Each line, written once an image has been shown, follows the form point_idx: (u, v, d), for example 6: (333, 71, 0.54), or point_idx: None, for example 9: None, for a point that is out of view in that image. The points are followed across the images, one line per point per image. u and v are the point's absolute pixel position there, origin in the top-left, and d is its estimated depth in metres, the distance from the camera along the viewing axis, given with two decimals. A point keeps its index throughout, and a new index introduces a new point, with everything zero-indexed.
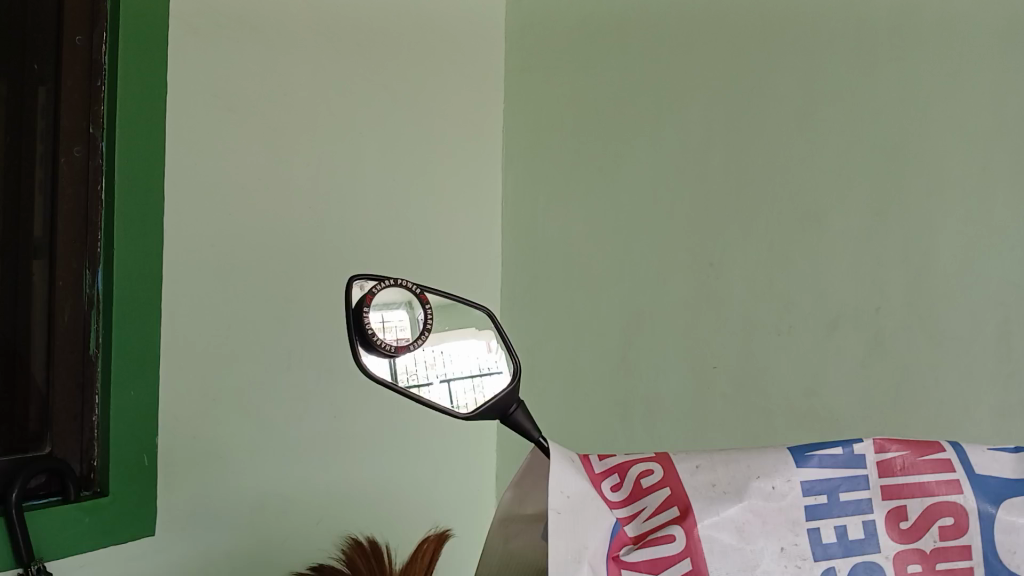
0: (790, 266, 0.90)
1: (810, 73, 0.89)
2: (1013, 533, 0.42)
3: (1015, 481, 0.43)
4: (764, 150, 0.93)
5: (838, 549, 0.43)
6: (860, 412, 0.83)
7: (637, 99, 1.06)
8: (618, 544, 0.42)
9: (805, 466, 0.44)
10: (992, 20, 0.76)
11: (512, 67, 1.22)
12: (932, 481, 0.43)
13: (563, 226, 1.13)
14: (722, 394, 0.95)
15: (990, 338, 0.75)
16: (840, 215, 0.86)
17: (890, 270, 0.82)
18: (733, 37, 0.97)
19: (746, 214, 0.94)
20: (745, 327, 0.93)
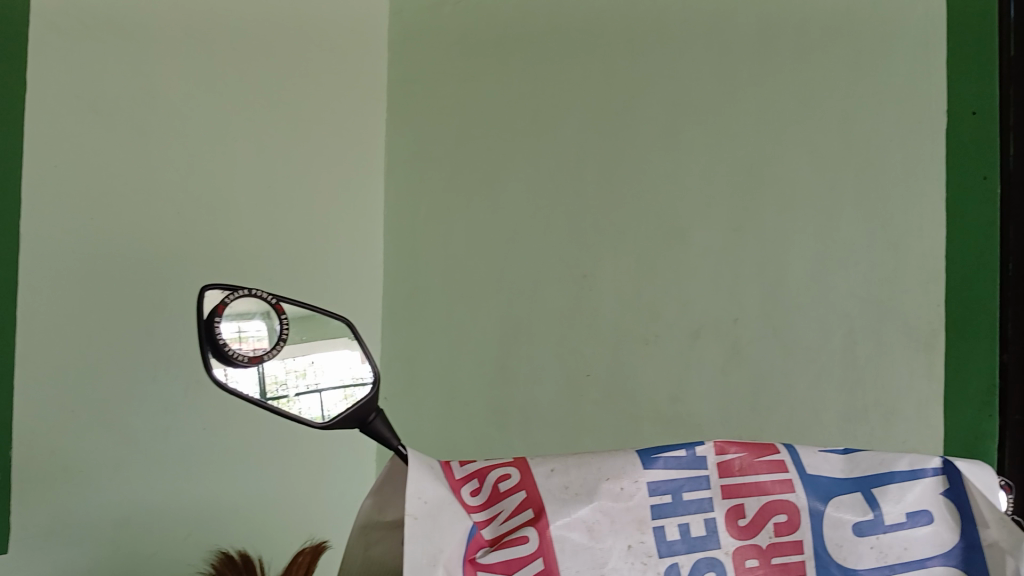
0: (658, 279, 0.96)
1: (678, 99, 0.96)
2: (840, 528, 0.47)
3: (842, 479, 0.48)
4: (633, 167, 0.99)
5: (682, 546, 0.46)
6: (721, 416, 0.90)
7: (515, 113, 1.08)
8: (475, 547, 0.44)
9: (652, 467, 0.47)
10: (838, 62, 0.87)
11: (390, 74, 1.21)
12: (768, 481, 0.47)
13: (441, 234, 1.13)
14: (594, 401, 0.98)
15: (837, 347, 0.84)
16: (701, 231, 0.93)
17: (746, 283, 0.90)
18: (608, 61, 1.02)
19: (619, 229, 0.99)
20: (617, 336, 0.97)
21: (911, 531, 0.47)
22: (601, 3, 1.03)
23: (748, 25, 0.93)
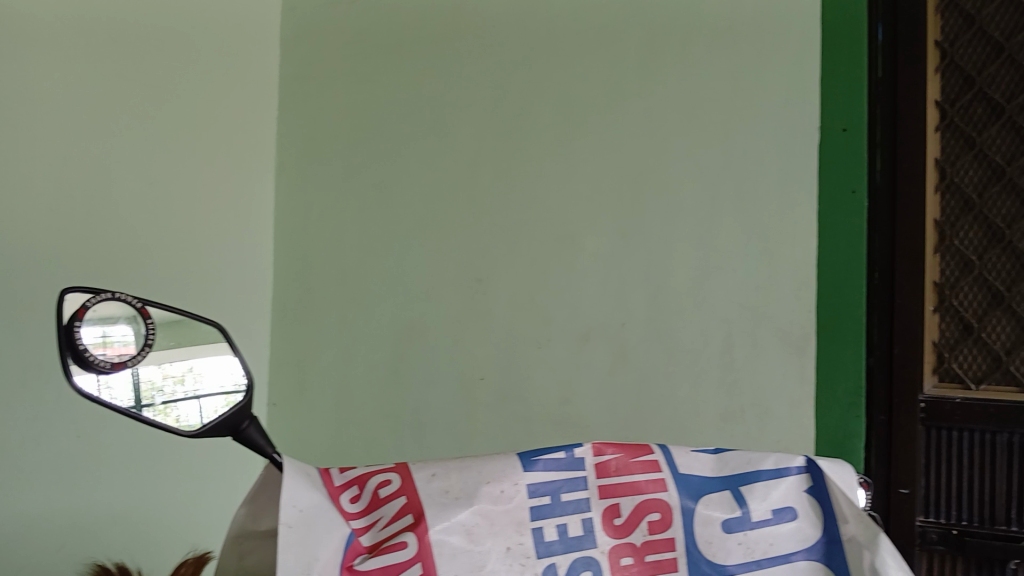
0: (549, 283, 0.97)
1: (569, 108, 0.98)
2: (710, 524, 0.49)
3: (712, 477, 0.51)
4: (525, 173, 1.00)
5: (559, 546, 0.47)
6: (606, 418, 0.92)
7: (410, 114, 1.07)
8: (352, 554, 0.43)
9: (532, 469, 0.48)
10: (716, 81, 0.92)
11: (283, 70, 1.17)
12: (642, 481, 0.49)
13: (333, 235, 1.09)
14: (487, 404, 0.98)
15: (716, 349, 0.88)
16: (591, 236, 0.95)
17: (632, 288, 0.93)
18: (503, 68, 1.03)
19: (511, 233, 1.00)
20: (509, 339, 0.98)
21: (776, 527, 0.50)
22: (497, 11, 1.04)
23: (637, 39, 0.96)
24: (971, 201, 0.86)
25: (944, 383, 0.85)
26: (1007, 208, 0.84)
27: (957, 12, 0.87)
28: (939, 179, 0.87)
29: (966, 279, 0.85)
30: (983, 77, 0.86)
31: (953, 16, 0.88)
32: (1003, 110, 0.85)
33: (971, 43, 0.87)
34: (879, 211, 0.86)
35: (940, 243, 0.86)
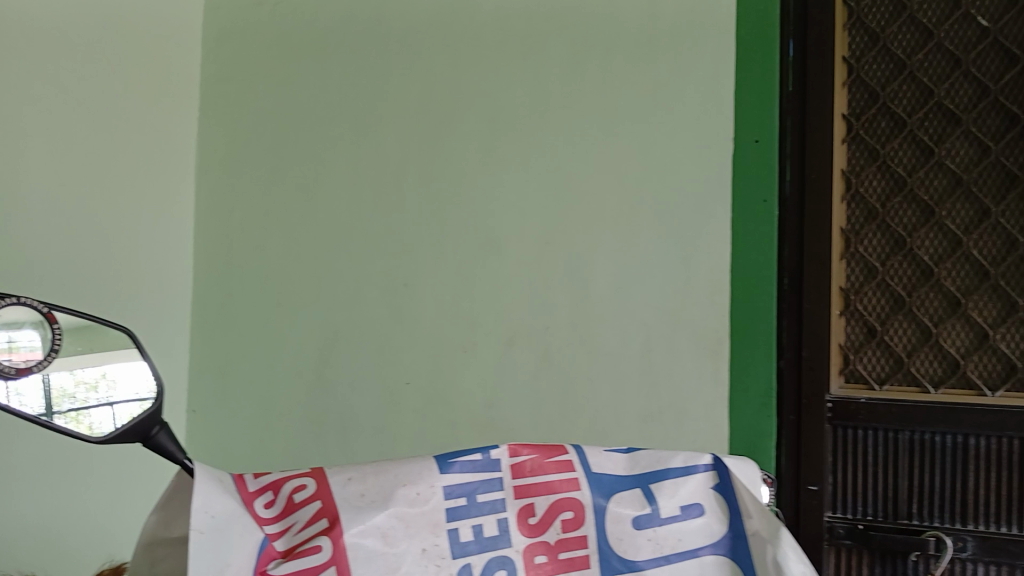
0: (474, 287, 0.97)
1: (495, 116, 0.99)
2: (621, 522, 0.51)
3: (624, 476, 0.52)
4: (451, 179, 1.00)
5: (474, 547, 0.48)
6: (530, 421, 0.93)
7: (335, 119, 1.07)
8: (265, 560, 0.43)
9: (448, 472, 0.49)
10: (636, 91, 0.94)
11: (207, 69, 1.13)
12: (556, 480, 0.51)
13: (257, 240, 1.07)
14: (413, 409, 0.98)
15: (636, 352, 0.91)
16: (515, 242, 0.96)
17: (557, 293, 0.94)
18: (429, 73, 1.03)
19: (436, 239, 1.00)
20: (435, 344, 0.98)
21: (684, 524, 0.52)
22: (423, 17, 1.04)
23: (560, 49, 0.98)
24: (874, 210, 0.90)
25: (849, 384, 0.89)
26: (908, 217, 0.89)
27: (863, 30, 0.92)
28: (845, 189, 0.91)
29: (870, 284, 0.89)
30: (886, 92, 0.91)
31: (859, 33, 0.92)
32: (905, 124, 0.90)
33: (875, 59, 0.91)
34: (788, 220, 0.90)
35: (846, 250, 0.90)
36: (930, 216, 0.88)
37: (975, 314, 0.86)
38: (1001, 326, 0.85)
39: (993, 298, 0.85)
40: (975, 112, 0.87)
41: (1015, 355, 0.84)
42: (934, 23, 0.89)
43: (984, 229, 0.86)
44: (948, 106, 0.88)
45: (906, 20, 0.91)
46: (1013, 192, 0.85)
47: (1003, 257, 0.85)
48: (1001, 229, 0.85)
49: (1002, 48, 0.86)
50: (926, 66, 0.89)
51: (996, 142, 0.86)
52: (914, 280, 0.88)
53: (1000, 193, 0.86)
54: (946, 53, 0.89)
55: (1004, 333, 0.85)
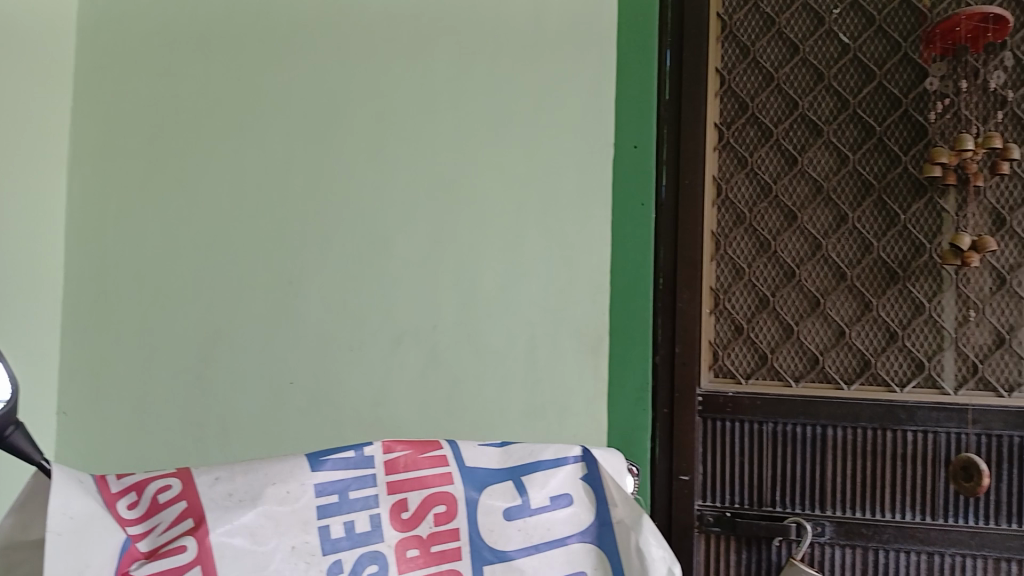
0: (361, 286, 0.96)
1: (383, 113, 0.98)
2: (491, 513, 0.53)
3: (496, 469, 0.54)
4: (340, 176, 0.98)
5: (346, 543, 0.48)
6: (418, 419, 0.93)
7: (217, 109, 1.01)
8: (128, 560, 0.43)
9: (320, 469, 0.49)
10: (523, 94, 0.95)
11: (80, 49, 1.03)
12: (429, 475, 0.52)
13: (133, 235, 1.01)
14: (297, 409, 0.96)
15: (521, 350, 0.93)
16: (402, 241, 0.96)
17: (444, 291, 0.95)
18: (317, 65, 0.99)
19: (323, 236, 0.97)
20: (320, 343, 0.96)
21: (553, 513, 0.54)
22: (310, 7, 1.01)
23: (447, 50, 0.97)
24: (743, 214, 0.95)
25: (719, 378, 0.94)
26: (773, 221, 0.94)
27: (735, 43, 0.97)
28: (716, 194, 0.95)
29: (738, 284, 0.94)
30: (755, 102, 0.95)
31: (731, 46, 0.97)
32: (771, 133, 0.95)
33: (746, 72, 0.96)
34: (662, 223, 0.95)
35: (716, 252, 0.95)
36: (793, 220, 0.93)
37: (833, 313, 0.92)
38: (855, 325, 0.91)
39: (849, 298, 0.91)
40: (836, 123, 0.93)
41: (867, 350, 0.91)
42: (800, 39, 0.95)
43: (841, 234, 0.92)
44: (811, 117, 0.94)
45: (774, 35, 0.96)
46: (868, 199, 0.91)
47: (858, 260, 0.91)
48: (856, 234, 0.91)
49: (860, 64, 0.93)
50: (791, 80, 0.95)
51: (854, 152, 0.92)
52: (778, 281, 0.93)
53: (857, 200, 0.92)
54: (810, 67, 0.94)
55: (858, 330, 0.91)
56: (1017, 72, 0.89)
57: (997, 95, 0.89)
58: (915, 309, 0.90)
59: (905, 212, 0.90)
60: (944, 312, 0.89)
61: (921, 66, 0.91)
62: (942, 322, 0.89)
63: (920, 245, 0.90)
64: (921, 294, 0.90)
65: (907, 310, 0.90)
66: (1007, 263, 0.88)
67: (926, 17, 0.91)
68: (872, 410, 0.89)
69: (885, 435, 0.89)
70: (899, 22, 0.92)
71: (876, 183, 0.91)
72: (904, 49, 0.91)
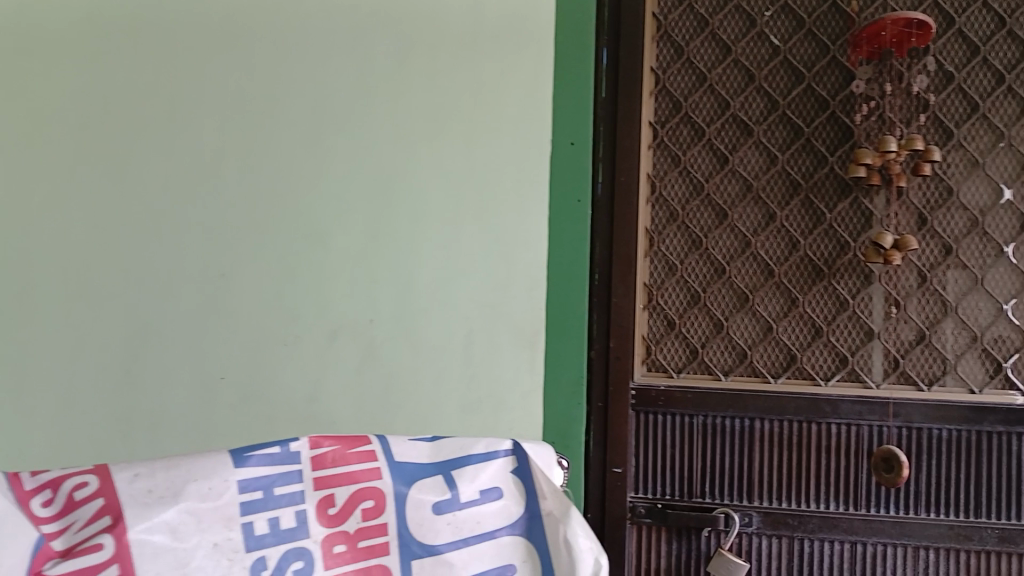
0: (295, 280, 0.95)
1: (319, 105, 0.97)
2: (421, 508, 0.53)
3: (426, 463, 0.55)
4: (274, 167, 0.96)
5: (271, 539, 0.48)
6: (352, 414, 0.93)
7: (147, 97, 0.98)
8: (41, 559, 0.42)
9: (243, 465, 0.49)
10: (461, 89, 0.95)
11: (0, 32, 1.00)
12: (358, 470, 0.52)
13: (57, 225, 0.98)
14: (228, 404, 0.94)
15: (458, 345, 0.93)
16: (338, 235, 0.95)
17: (380, 286, 0.94)
18: (251, 55, 0.98)
19: (256, 228, 0.96)
20: (253, 338, 0.95)
21: (483, 507, 0.55)
22: None
23: (385, 42, 0.97)
24: (676, 212, 0.96)
25: (652, 371, 0.96)
26: (705, 219, 0.96)
27: (669, 43, 0.98)
28: (650, 192, 0.97)
29: (670, 280, 0.96)
30: (688, 102, 0.97)
31: (666, 47, 0.98)
32: (704, 133, 0.96)
33: (680, 72, 0.98)
34: (599, 220, 0.96)
35: (650, 249, 0.97)
36: (724, 218, 0.95)
37: (761, 309, 0.94)
38: (783, 320, 0.93)
39: (777, 294, 0.94)
40: (766, 124, 0.95)
41: (793, 345, 0.93)
42: (733, 40, 0.97)
43: (770, 232, 0.94)
44: (742, 117, 0.95)
45: (708, 36, 0.97)
46: (795, 198, 0.94)
47: (786, 257, 0.94)
48: (784, 232, 0.94)
49: (790, 66, 0.95)
50: (723, 80, 0.96)
51: (783, 152, 0.94)
52: (710, 277, 0.95)
53: (785, 199, 0.94)
54: (742, 69, 0.96)
55: (784, 326, 0.93)
56: (939, 77, 0.92)
57: (920, 98, 0.92)
58: (839, 305, 0.93)
59: (831, 211, 0.93)
60: (866, 309, 0.92)
61: (848, 69, 0.93)
62: (865, 319, 0.92)
63: (844, 243, 0.92)
64: (845, 291, 0.92)
65: (831, 306, 0.93)
66: (927, 261, 0.92)
67: (854, 21, 0.94)
68: (798, 404, 0.92)
69: (810, 428, 0.92)
70: (827, 26, 0.95)
71: (803, 183, 0.93)
72: (832, 53, 0.94)
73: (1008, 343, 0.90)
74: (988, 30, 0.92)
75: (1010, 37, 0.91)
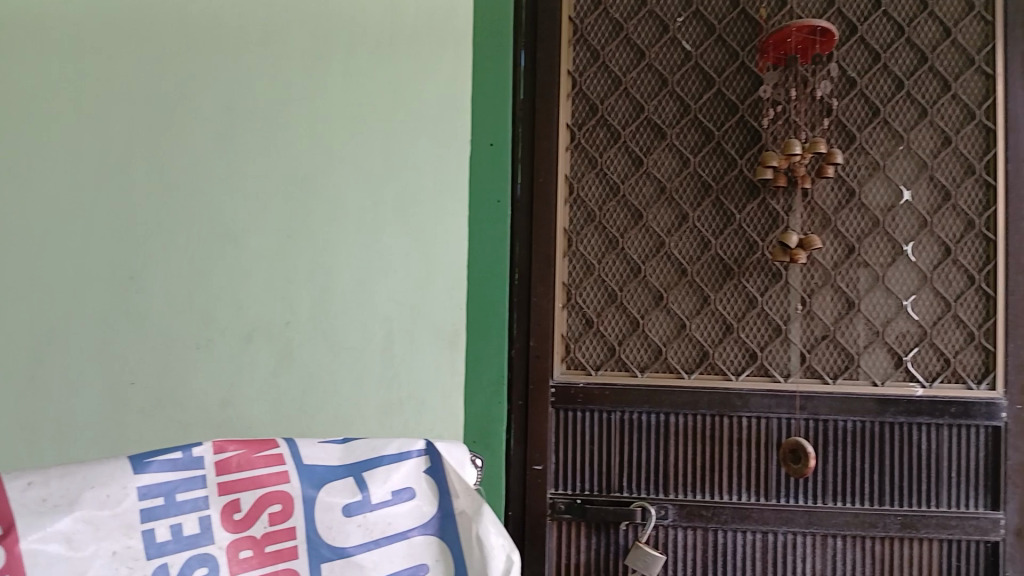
0: (210, 282, 0.94)
1: (233, 103, 0.95)
2: (330, 510, 0.53)
3: (337, 465, 0.55)
4: (187, 167, 0.95)
5: (173, 546, 0.49)
6: (269, 418, 0.92)
7: (52, 93, 0.96)
8: None
9: (144, 471, 0.49)
10: (379, 88, 0.95)
11: None
12: (265, 474, 0.53)
13: None
14: (140, 410, 0.92)
15: (377, 346, 0.93)
16: (253, 236, 0.94)
17: (297, 287, 0.93)
18: (162, 51, 0.96)
19: (168, 230, 0.94)
20: (165, 341, 0.93)
21: (394, 507, 0.55)
22: None
23: (301, 41, 0.96)
24: (593, 213, 0.98)
25: (571, 369, 0.98)
26: (620, 219, 0.98)
27: (586, 46, 1.00)
28: (568, 193, 0.98)
29: (588, 279, 0.98)
30: (604, 105, 0.99)
31: (582, 50, 1.00)
32: (619, 135, 0.98)
33: (596, 75, 0.99)
34: (518, 220, 0.97)
35: (568, 249, 0.98)
36: (639, 219, 0.97)
37: (675, 307, 0.96)
38: (695, 318, 0.96)
39: (690, 293, 0.96)
40: (678, 127, 0.97)
41: (706, 342, 0.96)
42: (646, 45, 0.99)
43: (682, 232, 0.97)
44: (656, 121, 0.98)
45: (622, 40, 0.99)
46: (706, 200, 0.96)
47: (698, 257, 0.96)
48: (696, 232, 0.96)
49: (701, 71, 0.98)
50: (638, 84, 0.98)
51: (695, 155, 0.97)
52: (625, 277, 0.97)
53: (697, 200, 0.97)
54: (655, 73, 0.98)
55: (697, 323, 0.96)
56: (842, 82, 0.96)
57: (822, 103, 0.95)
58: (749, 303, 0.96)
59: (741, 212, 0.96)
60: (773, 306, 0.95)
61: (756, 73, 0.96)
62: (773, 316, 0.95)
63: (753, 243, 0.95)
64: (754, 289, 0.95)
65: (741, 303, 0.96)
66: (832, 260, 0.95)
67: (762, 28, 0.97)
68: (711, 398, 0.94)
69: (722, 421, 0.95)
70: (737, 32, 0.97)
71: (714, 184, 0.96)
72: (741, 58, 0.97)
73: (908, 338, 0.94)
74: (888, 38, 0.96)
75: (908, 45, 0.96)
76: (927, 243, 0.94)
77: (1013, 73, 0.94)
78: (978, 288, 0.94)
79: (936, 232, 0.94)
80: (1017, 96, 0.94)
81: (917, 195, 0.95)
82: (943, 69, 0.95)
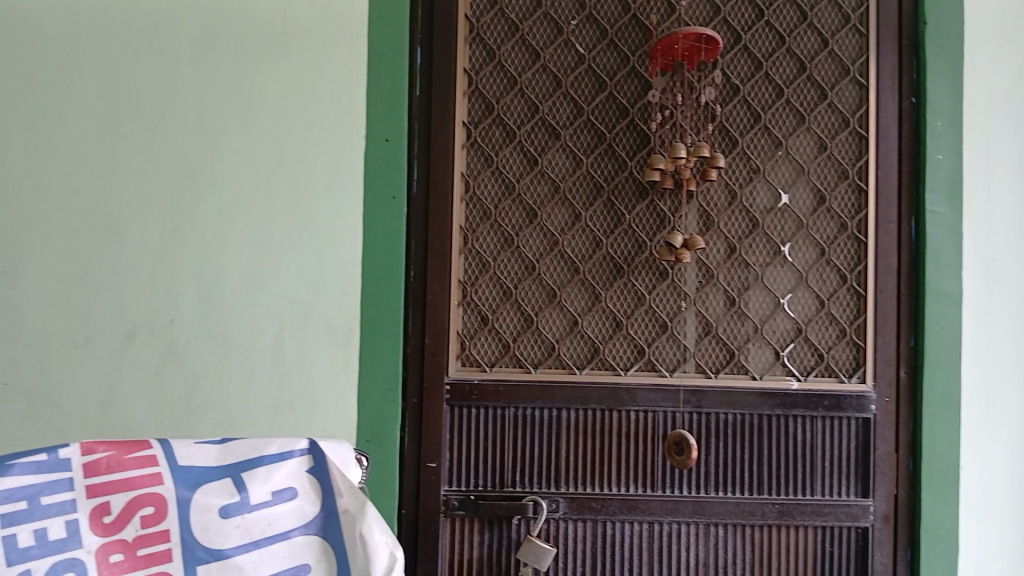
0: (89, 278, 0.90)
1: (116, 92, 0.92)
2: (206, 511, 0.53)
3: (213, 466, 0.55)
4: (64, 157, 0.91)
5: (37, 551, 0.48)
6: (152, 418, 0.89)
7: None
8: None
9: (5, 474, 0.48)
10: (269, 81, 0.94)
11: None
12: (136, 475, 0.52)
13: None
14: (11, 411, 0.88)
15: (267, 343, 0.91)
16: (136, 230, 0.91)
17: (183, 283, 0.91)
18: (39, 36, 0.92)
19: (44, 222, 0.90)
20: (40, 339, 0.89)
21: (275, 507, 0.55)
22: None
23: (189, 29, 0.94)
24: (488, 211, 0.99)
25: (466, 366, 0.98)
26: (515, 217, 0.99)
27: (481, 45, 1.00)
28: (464, 191, 0.99)
29: (483, 277, 0.98)
30: (500, 104, 0.99)
31: (478, 48, 1.00)
32: (514, 134, 0.99)
33: (491, 74, 1.00)
34: (413, 217, 0.97)
35: (464, 246, 0.98)
36: (533, 217, 0.99)
37: (568, 304, 0.98)
38: (587, 315, 0.98)
39: (582, 290, 0.98)
40: (571, 128, 0.99)
41: (597, 338, 0.98)
42: (541, 46, 1.00)
43: (575, 230, 0.99)
44: (550, 121, 0.99)
45: (518, 41, 1.00)
46: (598, 200, 0.99)
47: (589, 255, 0.99)
48: (588, 231, 0.99)
49: (594, 74, 1.00)
50: (532, 85, 1.00)
51: (587, 156, 0.99)
52: (520, 274, 0.98)
53: (589, 200, 0.99)
54: (549, 74, 1.00)
55: (589, 320, 0.98)
56: (726, 89, 1.00)
57: (706, 109, 0.98)
58: (637, 300, 0.99)
59: (631, 212, 0.99)
60: (660, 303, 0.99)
61: (645, 78, 0.99)
62: (660, 313, 0.99)
63: (642, 242, 0.98)
64: (643, 286, 0.98)
65: (630, 301, 0.99)
66: (715, 259, 0.99)
67: (652, 34, 1.00)
68: (600, 393, 0.97)
69: (611, 416, 0.97)
70: (627, 37, 1.00)
71: (605, 185, 0.99)
72: (632, 63, 0.99)
73: (786, 334, 0.99)
74: (770, 47, 1.00)
75: (788, 55, 1.00)
76: (803, 244, 0.99)
77: (885, 84, 0.99)
78: (850, 286, 0.99)
79: (812, 234, 0.99)
80: (887, 106, 0.99)
81: (795, 198, 0.99)
82: (820, 79, 1.00)
